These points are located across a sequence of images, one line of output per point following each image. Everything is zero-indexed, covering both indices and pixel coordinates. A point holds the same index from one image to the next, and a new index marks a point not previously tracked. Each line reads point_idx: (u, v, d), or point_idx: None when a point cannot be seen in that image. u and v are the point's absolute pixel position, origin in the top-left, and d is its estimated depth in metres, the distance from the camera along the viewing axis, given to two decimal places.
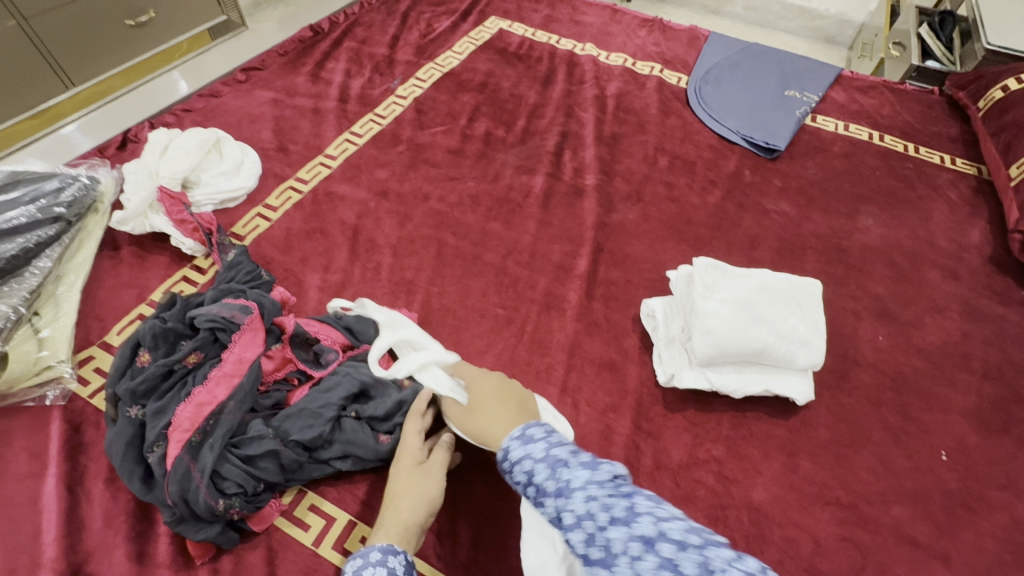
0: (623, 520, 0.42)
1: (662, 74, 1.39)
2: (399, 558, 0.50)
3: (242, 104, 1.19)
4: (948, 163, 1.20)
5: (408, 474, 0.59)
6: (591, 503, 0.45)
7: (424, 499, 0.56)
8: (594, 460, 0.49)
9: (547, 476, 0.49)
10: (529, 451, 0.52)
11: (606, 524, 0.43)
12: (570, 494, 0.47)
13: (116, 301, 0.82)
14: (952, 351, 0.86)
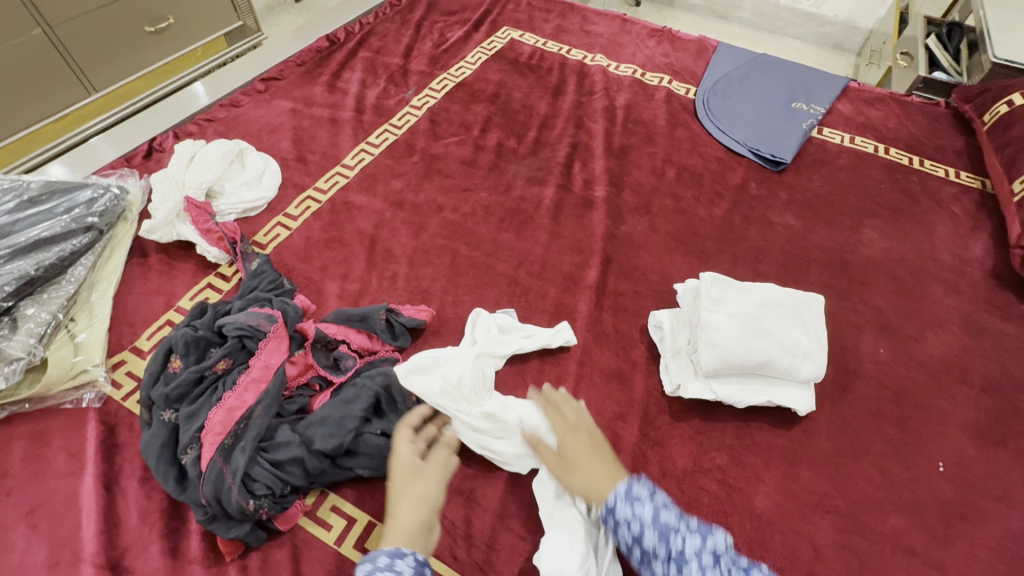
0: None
1: (671, 85, 1.42)
2: (407, 560, 0.52)
3: (263, 114, 1.22)
4: (953, 176, 1.22)
5: (408, 481, 0.62)
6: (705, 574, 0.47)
7: (424, 500, 0.60)
8: (706, 527, 0.50)
9: (658, 541, 0.50)
10: (639, 513, 0.52)
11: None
12: (687, 564, 0.48)
13: (146, 308, 0.86)
14: (952, 365, 0.88)
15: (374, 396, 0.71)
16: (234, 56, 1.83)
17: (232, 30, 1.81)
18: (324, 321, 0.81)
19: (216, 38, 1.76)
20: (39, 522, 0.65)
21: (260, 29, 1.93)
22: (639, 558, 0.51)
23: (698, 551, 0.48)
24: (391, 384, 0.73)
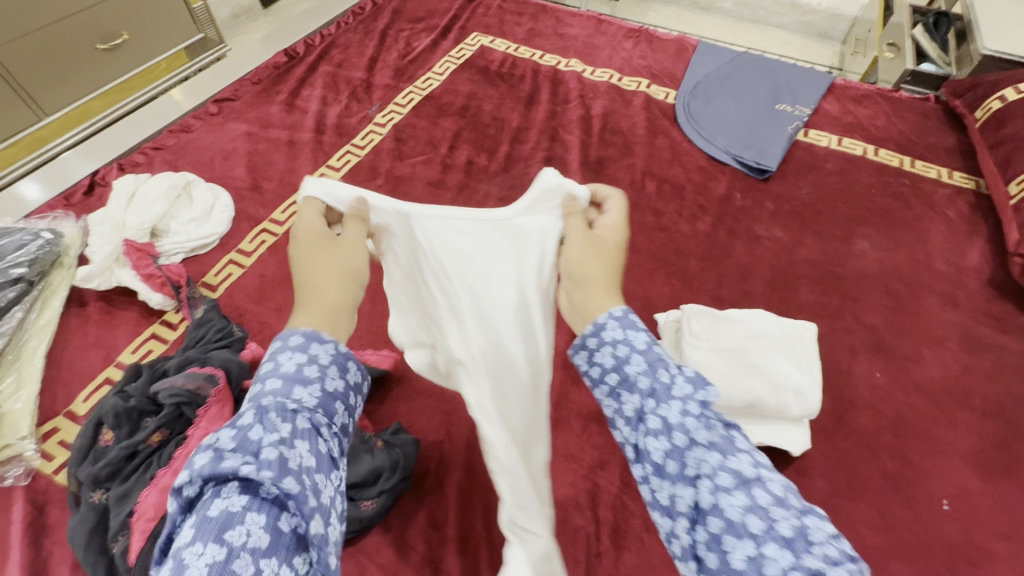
0: (761, 519, 0.32)
1: (649, 90, 1.35)
2: (325, 346, 0.42)
3: (215, 138, 1.15)
4: (945, 177, 1.16)
5: (316, 248, 0.51)
6: (722, 498, 0.34)
7: (338, 272, 0.50)
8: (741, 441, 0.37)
9: (656, 418, 0.39)
10: (630, 338, 0.44)
11: (738, 533, 0.32)
12: (668, 402, 0.39)
13: (82, 364, 0.79)
14: (953, 388, 0.83)
15: None
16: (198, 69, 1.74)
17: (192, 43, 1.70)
18: None
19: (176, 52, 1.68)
20: None
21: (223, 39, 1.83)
22: (611, 391, 0.43)
23: (719, 467, 0.35)
24: None
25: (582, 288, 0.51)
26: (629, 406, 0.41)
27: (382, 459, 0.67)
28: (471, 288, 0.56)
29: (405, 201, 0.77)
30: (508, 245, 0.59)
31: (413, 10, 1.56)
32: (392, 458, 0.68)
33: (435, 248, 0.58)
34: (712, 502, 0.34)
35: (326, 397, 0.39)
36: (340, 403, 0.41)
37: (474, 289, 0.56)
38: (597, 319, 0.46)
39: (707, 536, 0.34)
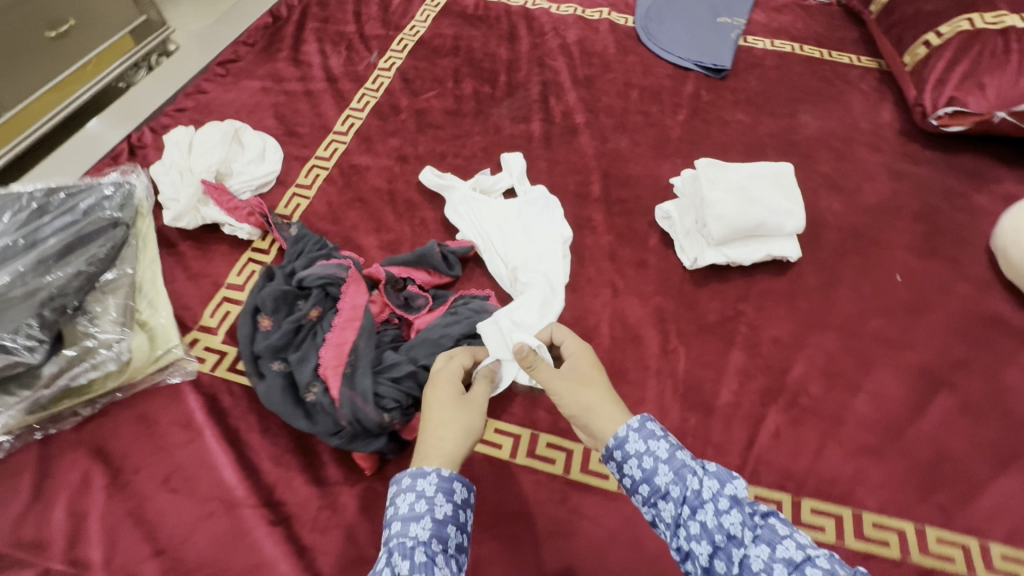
0: (719, 480, 0.50)
1: (611, 17, 1.53)
2: (429, 478, 0.52)
3: (233, 97, 1.21)
4: (856, 62, 1.45)
5: (453, 405, 0.60)
6: (724, 520, 0.48)
7: (464, 426, 0.58)
8: (723, 473, 0.51)
9: (673, 483, 0.51)
10: (652, 449, 0.53)
11: (716, 510, 0.48)
12: (703, 507, 0.49)
13: (197, 291, 0.88)
14: (888, 205, 1.10)
15: (468, 322, 0.80)
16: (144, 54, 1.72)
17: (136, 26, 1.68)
18: (386, 266, 0.87)
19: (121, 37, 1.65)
20: (180, 486, 0.70)
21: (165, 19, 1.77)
22: (646, 497, 0.52)
23: (715, 495, 0.49)
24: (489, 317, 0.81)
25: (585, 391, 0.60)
26: (668, 513, 0.51)
27: None
28: (509, 247, 0.93)
29: (426, 178, 1.03)
30: (530, 215, 0.98)
31: None
32: None
33: (479, 220, 0.96)
34: (722, 535, 0.47)
35: (435, 527, 0.49)
36: (449, 526, 0.50)
37: (532, 231, 0.96)
38: (618, 433, 0.55)
39: (731, 568, 0.46)
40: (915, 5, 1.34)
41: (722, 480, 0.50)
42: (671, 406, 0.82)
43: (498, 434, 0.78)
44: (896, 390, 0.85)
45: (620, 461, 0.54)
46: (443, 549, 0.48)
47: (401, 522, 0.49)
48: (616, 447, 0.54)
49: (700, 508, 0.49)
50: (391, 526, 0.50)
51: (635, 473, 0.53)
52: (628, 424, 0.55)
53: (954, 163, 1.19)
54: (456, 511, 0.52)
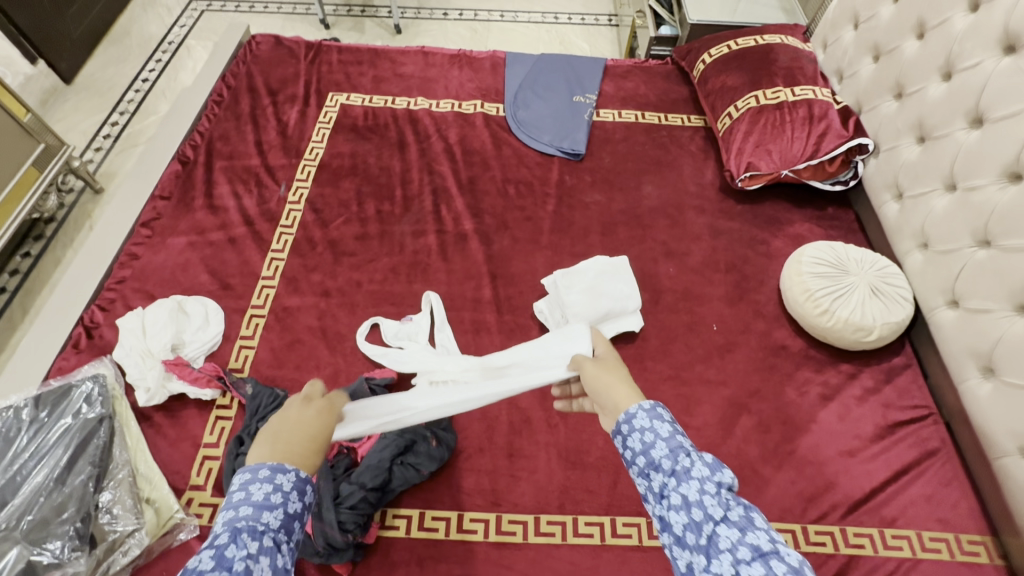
0: (709, 470, 0.65)
1: (484, 108, 1.77)
2: (287, 476, 0.64)
3: (165, 257, 1.39)
4: (688, 122, 1.77)
5: (311, 420, 0.73)
6: (705, 498, 0.62)
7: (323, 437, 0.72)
8: (715, 465, 0.66)
9: (666, 457, 0.67)
10: (655, 427, 0.69)
11: (700, 487, 0.63)
12: (690, 483, 0.64)
13: (180, 455, 1.10)
14: (711, 263, 1.44)
15: (397, 444, 1.07)
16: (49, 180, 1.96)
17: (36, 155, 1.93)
18: None
19: (25, 171, 1.89)
20: None
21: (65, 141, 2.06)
22: (642, 467, 0.68)
23: (704, 479, 0.64)
24: (411, 436, 1.08)
25: (609, 374, 0.80)
26: (657, 483, 0.66)
27: (446, 445, 1.10)
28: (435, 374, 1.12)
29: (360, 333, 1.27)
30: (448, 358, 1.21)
31: (267, 85, 1.79)
32: (446, 443, 1.11)
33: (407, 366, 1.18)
34: (699, 510, 0.62)
35: (284, 518, 0.62)
36: (296, 521, 0.63)
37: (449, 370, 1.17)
38: (630, 409, 0.72)
39: (699, 539, 0.61)
40: (721, 78, 1.66)
41: (711, 471, 0.65)
42: (559, 469, 1.13)
43: (436, 519, 1.06)
44: (713, 421, 1.20)
45: (625, 432, 0.70)
46: (285, 538, 0.62)
47: (254, 509, 0.60)
48: (626, 420, 0.71)
49: (686, 481, 0.65)
50: (243, 509, 0.60)
51: (637, 445, 0.69)
52: (638, 405, 0.72)
53: (760, 212, 1.54)
54: (307, 507, 0.65)
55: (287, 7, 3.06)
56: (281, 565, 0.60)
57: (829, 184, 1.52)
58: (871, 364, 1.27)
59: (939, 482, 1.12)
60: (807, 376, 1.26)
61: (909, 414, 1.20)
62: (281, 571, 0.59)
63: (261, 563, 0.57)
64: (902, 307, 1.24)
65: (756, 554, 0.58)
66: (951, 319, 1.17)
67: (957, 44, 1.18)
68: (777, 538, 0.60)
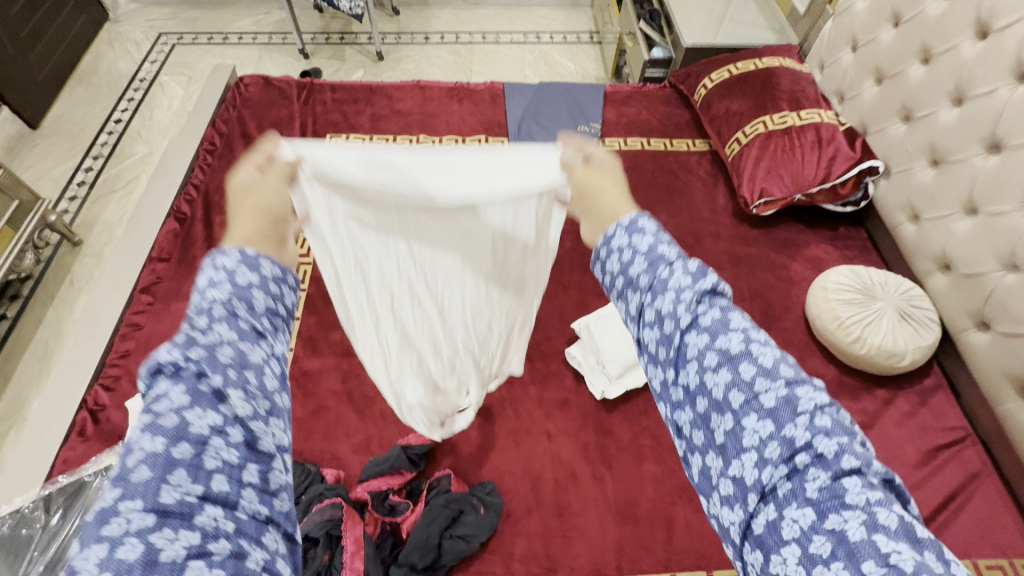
0: (689, 278, 0.59)
1: (488, 143, 1.74)
2: (227, 253, 0.57)
3: (169, 325, 1.30)
4: (693, 146, 1.77)
5: (244, 193, 0.69)
6: (677, 303, 0.58)
7: (261, 207, 0.67)
8: (700, 271, 0.59)
9: (642, 274, 0.61)
10: (632, 242, 0.63)
11: (684, 298, 0.58)
12: (664, 295, 0.59)
13: None
14: (733, 292, 1.44)
15: (444, 517, 1.02)
16: (27, 238, 1.85)
17: (11, 213, 1.82)
18: (365, 481, 1.07)
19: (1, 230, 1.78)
20: None
21: (39, 195, 1.94)
22: (621, 288, 0.64)
23: (679, 286, 0.58)
24: (458, 507, 1.04)
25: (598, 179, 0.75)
26: (632, 302, 0.62)
27: (495, 514, 1.06)
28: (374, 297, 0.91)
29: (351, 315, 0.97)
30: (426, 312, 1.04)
31: (261, 129, 1.72)
32: (494, 510, 1.06)
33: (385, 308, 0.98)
34: (671, 322, 0.58)
35: (236, 291, 0.54)
36: (255, 292, 0.56)
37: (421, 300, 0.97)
38: (609, 232, 0.66)
39: (671, 355, 0.58)
40: (725, 103, 1.66)
41: (693, 278, 0.59)
42: (611, 524, 1.09)
43: None
44: None
45: (603, 255, 0.66)
46: (246, 308, 0.54)
47: (200, 293, 0.54)
48: (603, 244, 0.66)
49: (661, 294, 0.59)
50: (192, 299, 0.54)
51: (614, 267, 0.64)
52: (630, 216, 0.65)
53: (776, 236, 1.54)
54: (265, 282, 0.57)
55: (263, 38, 2.97)
56: (251, 331, 0.53)
57: (840, 206, 1.54)
58: (904, 388, 1.28)
59: (986, 506, 1.13)
60: (844, 405, 1.26)
61: (948, 437, 1.21)
62: (249, 336, 0.52)
63: (216, 330, 0.50)
64: (930, 330, 1.25)
65: (724, 359, 0.54)
66: (983, 342, 1.18)
67: (967, 71, 1.21)
68: (754, 338, 0.55)
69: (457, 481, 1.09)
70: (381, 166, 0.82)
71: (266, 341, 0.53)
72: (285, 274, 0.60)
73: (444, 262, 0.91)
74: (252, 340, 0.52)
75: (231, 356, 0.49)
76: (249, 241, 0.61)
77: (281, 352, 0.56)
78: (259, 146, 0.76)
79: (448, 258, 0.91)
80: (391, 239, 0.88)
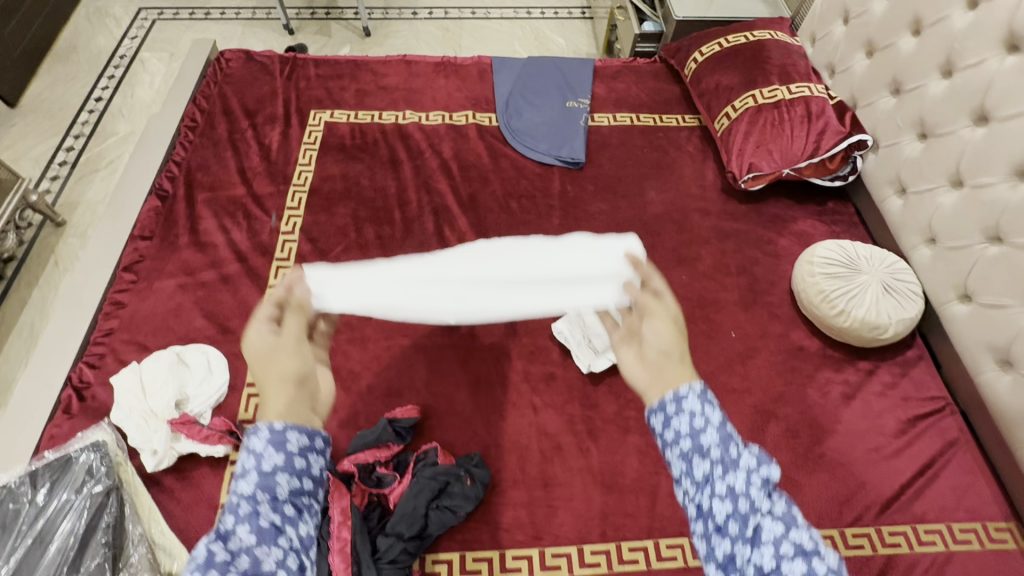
0: (757, 462, 0.65)
1: (476, 119, 1.71)
2: (259, 433, 0.63)
3: (154, 303, 1.29)
4: (682, 122, 1.75)
5: (265, 362, 0.73)
6: (747, 487, 0.62)
7: (286, 377, 0.71)
8: (763, 457, 0.65)
9: (716, 446, 0.65)
10: (707, 412, 0.67)
11: (752, 483, 0.62)
12: (736, 472, 0.63)
13: (198, 520, 1.04)
14: (720, 267, 1.44)
15: (431, 489, 1.03)
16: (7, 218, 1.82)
17: None
18: (352, 454, 1.08)
19: None
20: None
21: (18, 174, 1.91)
22: (687, 451, 0.66)
23: (753, 475, 0.63)
24: (445, 478, 1.05)
25: (661, 324, 0.79)
26: (702, 468, 0.64)
27: (481, 485, 1.07)
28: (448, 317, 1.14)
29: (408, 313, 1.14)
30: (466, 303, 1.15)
31: (244, 106, 1.69)
32: (480, 482, 1.07)
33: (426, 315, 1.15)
34: (744, 501, 0.61)
35: (262, 479, 0.61)
36: (281, 476, 0.62)
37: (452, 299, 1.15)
38: (681, 390, 0.69)
39: (745, 530, 0.60)
40: (715, 77, 1.64)
41: (758, 462, 0.65)
42: (596, 494, 1.10)
43: (477, 561, 1.03)
44: (742, 430, 1.19)
45: (672, 412, 0.68)
46: (267, 499, 0.60)
47: (235, 483, 0.61)
48: (673, 400, 0.69)
49: (733, 470, 0.63)
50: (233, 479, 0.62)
51: (683, 427, 0.67)
52: (689, 387, 0.70)
53: (764, 212, 1.54)
54: (288, 461, 0.63)
55: (246, 13, 2.89)
56: (270, 526, 0.59)
57: (829, 181, 1.53)
58: (886, 360, 1.29)
59: (962, 474, 1.15)
60: (827, 377, 1.27)
61: (928, 406, 1.23)
62: (270, 535, 0.58)
63: (238, 534, 0.56)
64: (915, 303, 1.26)
65: (797, 551, 0.57)
66: (965, 314, 1.19)
67: (958, 42, 1.19)
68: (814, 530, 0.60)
69: (444, 453, 1.10)
70: (456, 300, 1.15)
71: (286, 534, 0.60)
72: (309, 442, 0.66)
73: (482, 291, 1.15)
74: (271, 539, 0.58)
75: (247, 564, 0.55)
76: (285, 410, 0.67)
77: (306, 532, 0.63)
78: (267, 298, 0.80)
79: (476, 295, 1.15)
80: (431, 304, 1.14)
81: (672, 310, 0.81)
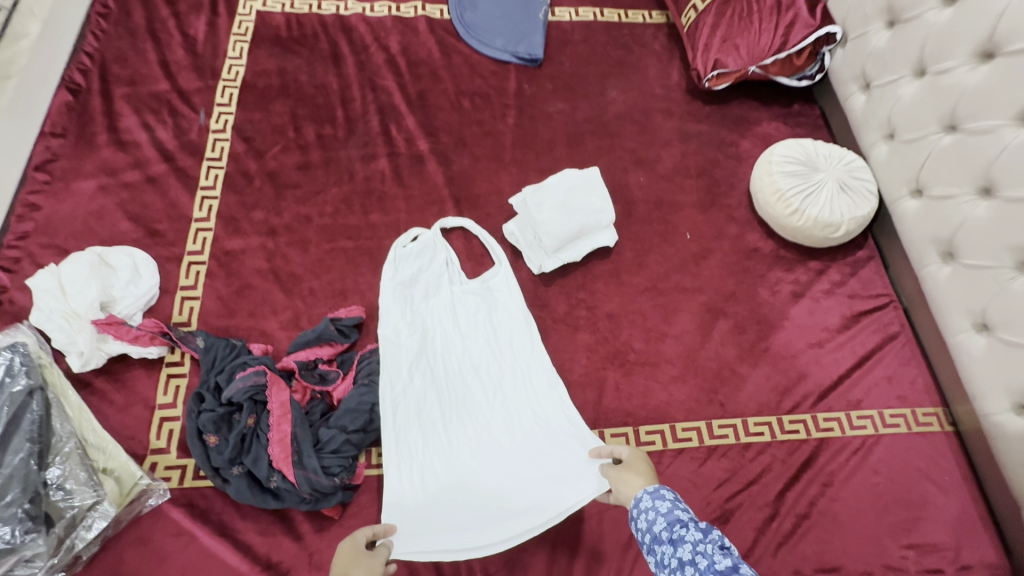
0: (700, 532, 0.74)
1: (426, 11, 1.54)
2: None
3: (72, 205, 1.20)
4: (649, 19, 1.62)
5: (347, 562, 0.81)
6: (694, 553, 0.72)
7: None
8: (709, 528, 0.74)
9: (664, 528, 0.76)
10: (655, 504, 0.79)
11: (693, 546, 0.73)
12: (683, 544, 0.73)
13: (135, 420, 1.02)
14: (680, 169, 1.39)
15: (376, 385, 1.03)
16: None
17: None
18: (294, 352, 1.06)
19: None
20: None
21: None
22: (649, 543, 0.77)
23: (695, 541, 0.73)
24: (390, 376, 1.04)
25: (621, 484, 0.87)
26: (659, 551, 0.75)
27: None
28: (428, 318, 1.11)
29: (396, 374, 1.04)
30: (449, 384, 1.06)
31: None
32: None
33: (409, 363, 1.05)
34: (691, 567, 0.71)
35: None
36: None
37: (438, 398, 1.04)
38: (638, 495, 0.82)
39: None
40: None
41: (704, 532, 0.74)
42: None
43: None
44: (691, 328, 1.21)
45: (635, 513, 0.81)
46: None
47: None
48: (635, 507, 0.81)
49: (681, 545, 0.74)
50: None
51: (641, 523, 0.79)
52: (643, 493, 0.82)
53: (728, 113, 1.48)
54: None
55: None
56: None
57: (796, 80, 1.46)
58: (836, 260, 1.30)
59: (895, 364, 1.20)
60: (778, 276, 1.27)
61: (871, 303, 1.25)
62: None
63: None
64: (869, 202, 1.25)
65: None
66: (914, 209, 1.19)
67: None
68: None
69: None
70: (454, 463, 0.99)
71: None
72: None
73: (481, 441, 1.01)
74: None
75: None
76: None
77: None
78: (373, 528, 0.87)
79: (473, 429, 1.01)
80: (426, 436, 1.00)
81: (633, 459, 0.89)
